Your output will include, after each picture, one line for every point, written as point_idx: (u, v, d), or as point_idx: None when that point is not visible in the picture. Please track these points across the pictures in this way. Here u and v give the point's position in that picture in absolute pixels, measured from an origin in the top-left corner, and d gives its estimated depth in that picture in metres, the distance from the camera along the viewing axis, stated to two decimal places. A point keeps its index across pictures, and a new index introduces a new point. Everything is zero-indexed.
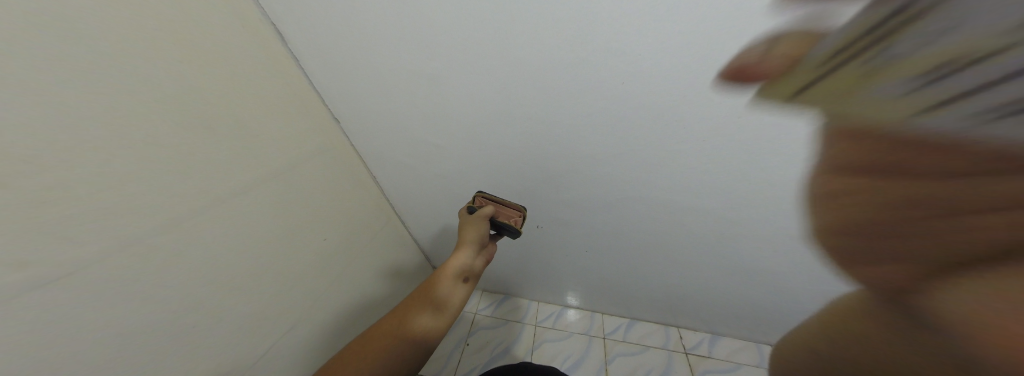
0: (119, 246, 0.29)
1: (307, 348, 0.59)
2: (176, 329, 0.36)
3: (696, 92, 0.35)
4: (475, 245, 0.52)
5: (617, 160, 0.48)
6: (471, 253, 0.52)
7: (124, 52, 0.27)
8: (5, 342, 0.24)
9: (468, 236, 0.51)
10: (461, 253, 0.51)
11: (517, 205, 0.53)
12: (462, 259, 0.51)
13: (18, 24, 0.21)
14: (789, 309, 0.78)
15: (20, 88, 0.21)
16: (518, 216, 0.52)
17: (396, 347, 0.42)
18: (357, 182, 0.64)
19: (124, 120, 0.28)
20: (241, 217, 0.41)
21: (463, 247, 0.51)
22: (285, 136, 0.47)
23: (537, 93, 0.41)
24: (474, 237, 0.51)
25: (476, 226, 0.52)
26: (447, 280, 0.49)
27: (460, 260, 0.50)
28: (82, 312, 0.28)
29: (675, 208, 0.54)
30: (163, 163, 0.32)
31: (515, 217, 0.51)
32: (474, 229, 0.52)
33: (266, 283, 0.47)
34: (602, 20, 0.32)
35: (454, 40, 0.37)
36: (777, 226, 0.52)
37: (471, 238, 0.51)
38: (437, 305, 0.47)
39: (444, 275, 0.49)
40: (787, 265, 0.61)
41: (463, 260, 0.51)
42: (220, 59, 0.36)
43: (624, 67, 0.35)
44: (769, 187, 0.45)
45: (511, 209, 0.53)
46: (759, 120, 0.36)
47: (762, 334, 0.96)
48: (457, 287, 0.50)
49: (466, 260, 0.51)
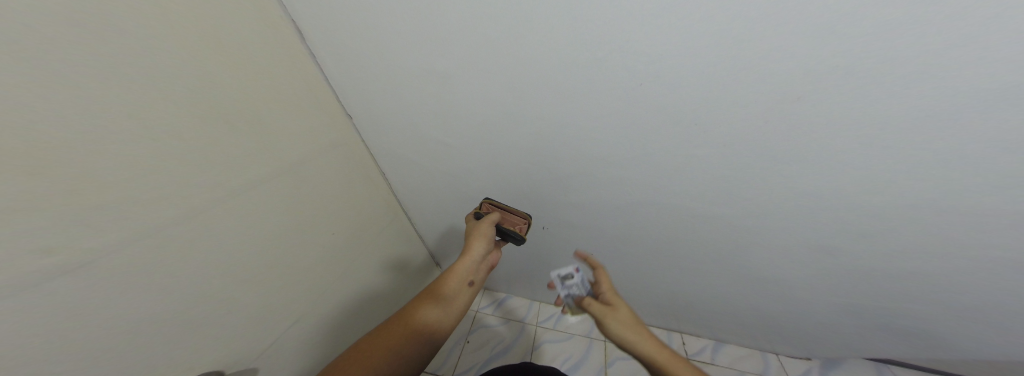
0: (135, 235, 0.30)
1: (312, 340, 0.60)
2: (186, 318, 0.37)
3: (715, 96, 0.34)
4: (481, 251, 0.52)
5: (627, 163, 0.47)
6: (476, 258, 0.52)
7: (148, 44, 0.27)
8: (23, 326, 0.24)
9: (474, 241, 0.52)
10: (467, 258, 0.51)
11: (522, 213, 0.57)
12: (468, 264, 0.51)
13: (47, 14, 0.21)
14: (798, 319, 0.76)
15: (50, 79, 0.22)
16: (523, 223, 0.56)
17: (400, 350, 0.41)
18: (366, 178, 0.65)
19: (143, 111, 0.28)
20: (252, 211, 0.42)
21: (469, 253, 0.51)
22: (298, 131, 0.47)
23: (549, 93, 0.40)
24: (481, 243, 0.52)
25: (483, 232, 0.53)
26: (452, 285, 0.49)
27: (466, 265, 0.51)
28: (98, 299, 0.29)
29: (686, 213, 0.53)
30: (181, 156, 0.32)
31: (520, 224, 0.56)
32: (481, 235, 0.53)
33: (274, 276, 0.48)
34: (621, 19, 0.31)
35: (469, 38, 0.37)
36: (791, 234, 0.51)
37: (479, 243, 0.52)
38: (441, 309, 0.47)
39: (450, 279, 0.49)
40: (799, 274, 0.60)
41: (469, 265, 0.51)
42: (240, 55, 0.36)
43: (640, 69, 0.34)
44: (785, 194, 0.44)
45: (516, 217, 0.58)
46: (778, 127, 0.36)
47: (767, 343, 0.94)
48: (462, 292, 0.50)
49: (472, 266, 0.52)
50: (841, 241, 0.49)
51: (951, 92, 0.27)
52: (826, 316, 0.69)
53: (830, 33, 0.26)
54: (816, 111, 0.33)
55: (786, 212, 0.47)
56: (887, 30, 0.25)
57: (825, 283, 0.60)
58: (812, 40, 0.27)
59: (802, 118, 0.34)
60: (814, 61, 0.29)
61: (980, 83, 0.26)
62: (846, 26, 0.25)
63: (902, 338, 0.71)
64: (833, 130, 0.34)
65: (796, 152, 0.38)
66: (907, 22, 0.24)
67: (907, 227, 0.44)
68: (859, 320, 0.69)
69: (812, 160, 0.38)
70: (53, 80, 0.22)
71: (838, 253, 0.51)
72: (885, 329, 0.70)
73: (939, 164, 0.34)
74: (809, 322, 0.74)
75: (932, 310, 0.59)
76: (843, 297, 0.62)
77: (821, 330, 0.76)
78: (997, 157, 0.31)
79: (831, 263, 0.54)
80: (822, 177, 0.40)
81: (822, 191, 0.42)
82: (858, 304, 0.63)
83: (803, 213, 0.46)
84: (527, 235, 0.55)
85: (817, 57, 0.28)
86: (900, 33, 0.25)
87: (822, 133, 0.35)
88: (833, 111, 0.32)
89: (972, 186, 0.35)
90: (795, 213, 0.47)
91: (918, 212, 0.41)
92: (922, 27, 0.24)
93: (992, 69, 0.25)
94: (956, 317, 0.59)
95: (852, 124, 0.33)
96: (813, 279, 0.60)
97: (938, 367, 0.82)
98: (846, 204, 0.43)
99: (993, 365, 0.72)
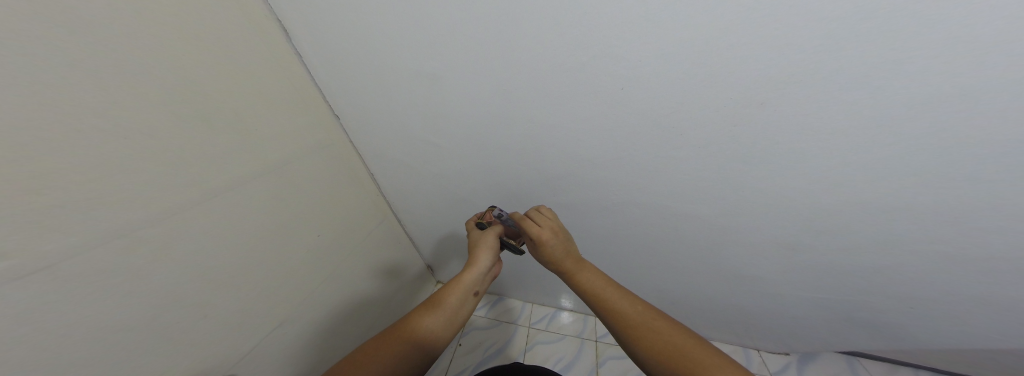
0: (111, 236, 0.29)
1: (297, 345, 0.58)
2: (161, 323, 0.35)
3: (694, 100, 0.37)
4: (486, 262, 0.53)
5: (613, 165, 0.48)
6: (482, 269, 0.53)
7: (130, 44, 0.27)
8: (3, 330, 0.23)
9: (479, 253, 0.53)
10: (472, 269, 0.52)
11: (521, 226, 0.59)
12: (474, 274, 0.51)
13: (29, 10, 0.21)
14: (776, 316, 0.79)
15: (5, 68, 0.20)
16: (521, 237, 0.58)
17: (404, 355, 0.41)
18: (355, 180, 0.64)
19: (126, 111, 0.28)
20: (235, 211, 0.41)
21: (474, 264, 0.52)
22: (284, 132, 0.47)
23: (535, 96, 0.41)
24: (486, 255, 0.53)
25: (488, 244, 0.54)
26: (457, 295, 0.49)
27: (472, 276, 0.51)
28: (71, 304, 0.27)
29: (670, 214, 0.55)
30: (158, 155, 0.31)
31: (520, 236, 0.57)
32: (486, 246, 0.54)
33: (258, 278, 0.46)
34: (602, 27, 0.32)
35: (458, 42, 0.37)
36: (765, 233, 0.54)
37: (484, 255, 0.53)
38: (445, 319, 0.47)
39: (455, 289, 0.49)
40: (774, 272, 0.63)
41: (474, 276, 0.51)
42: (220, 51, 0.36)
43: (621, 72, 0.36)
44: (761, 195, 0.47)
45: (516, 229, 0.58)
46: (747, 130, 0.38)
47: (750, 340, 0.97)
48: (467, 301, 0.50)
49: (476, 276, 0.52)
50: (814, 239, 0.52)
51: (892, 97, 0.31)
52: (800, 309, 0.73)
53: (791, 45, 0.29)
54: (784, 118, 0.36)
55: (761, 212, 0.50)
56: (838, 36, 0.27)
57: (799, 280, 0.63)
58: (770, 48, 0.30)
59: (769, 125, 0.37)
60: (780, 67, 0.31)
61: (909, 89, 0.29)
62: (798, 38, 0.28)
63: (872, 330, 0.75)
64: (797, 133, 0.37)
65: (767, 155, 0.41)
66: (848, 31, 0.27)
67: (870, 225, 0.47)
68: (833, 315, 0.72)
69: (783, 164, 0.41)
70: (10, 70, 0.20)
71: (809, 249, 0.54)
72: (856, 322, 0.73)
73: (891, 164, 0.37)
74: (786, 317, 0.78)
75: (898, 304, 0.62)
76: (817, 292, 0.65)
77: (796, 323, 0.79)
78: (938, 159, 0.35)
79: (806, 261, 0.57)
80: (793, 177, 0.42)
81: (793, 192, 0.45)
82: (831, 299, 0.66)
83: (777, 212, 0.49)
84: (526, 248, 0.56)
85: (783, 63, 0.31)
86: (843, 42, 0.28)
87: (790, 136, 0.37)
88: (798, 115, 0.35)
89: (922, 186, 0.38)
90: (770, 213, 0.50)
91: (876, 211, 0.44)
92: (863, 36, 0.27)
93: (918, 76, 0.28)
94: (919, 310, 0.62)
95: (817, 126, 0.35)
96: (790, 276, 0.63)
97: (909, 359, 0.86)
98: (816, 204, 0.45)
99: (955, 356, 0.76)
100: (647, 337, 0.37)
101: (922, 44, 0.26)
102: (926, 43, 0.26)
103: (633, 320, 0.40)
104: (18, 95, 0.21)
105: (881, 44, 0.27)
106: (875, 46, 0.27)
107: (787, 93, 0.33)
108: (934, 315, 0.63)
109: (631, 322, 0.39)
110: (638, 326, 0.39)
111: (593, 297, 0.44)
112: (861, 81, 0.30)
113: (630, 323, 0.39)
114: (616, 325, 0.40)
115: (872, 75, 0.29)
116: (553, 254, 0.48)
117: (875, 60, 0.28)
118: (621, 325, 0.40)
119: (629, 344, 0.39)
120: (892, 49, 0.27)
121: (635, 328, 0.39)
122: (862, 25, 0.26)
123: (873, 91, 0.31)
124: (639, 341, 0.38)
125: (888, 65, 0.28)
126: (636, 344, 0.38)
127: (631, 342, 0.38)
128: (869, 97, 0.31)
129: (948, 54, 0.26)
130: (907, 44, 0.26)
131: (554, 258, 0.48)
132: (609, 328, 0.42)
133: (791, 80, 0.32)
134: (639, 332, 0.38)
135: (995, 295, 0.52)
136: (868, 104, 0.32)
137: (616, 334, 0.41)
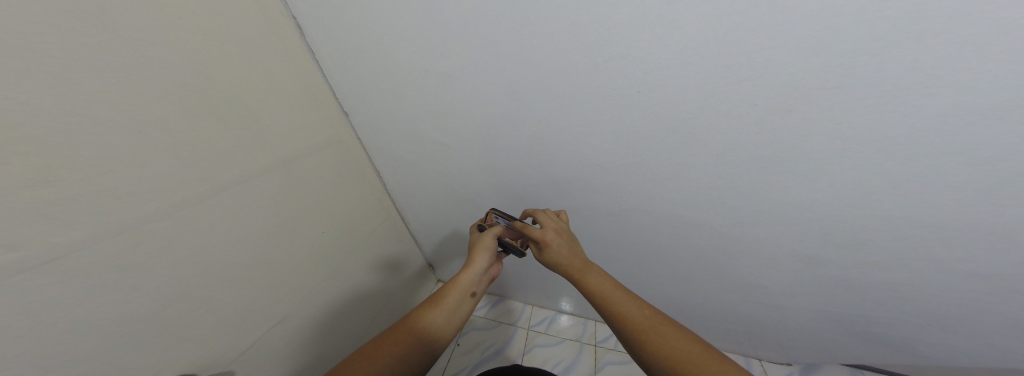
0: (116, 230, 0.28)
1: (296, 341, 0.57)
2: (162, 319, 0.34)
3: (710, 106, 0.36)
4: (483, 264, 0.52)
5: (622, 169, 0.48)
6: (481, 270, 0.52)
7: (138, 36, 0.27)
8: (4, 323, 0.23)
9: (478, 254, 0.52)
10: (470, 270, 0.51)
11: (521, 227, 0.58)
12: (472, 275, 0.51)
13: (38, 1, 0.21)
14: (780, 325, 0.78)
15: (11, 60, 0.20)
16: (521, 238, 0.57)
17: (402, 355, 0.40)
18: (360, 177, 0.64)
19: (134, 103, 0.27)
20: (241, 206, 0.40)
21: (472, 264, 0.52)
22: (293, 128, 0.46)
23: (547, 97, 0.41)
24: (484, 256, 0.53)
25: (486, 245, 0.53)
26: (455, 296, 0.48)
27: (471, 276, 0.50)
28: (72, 298, 0.27)
29: (678, 221, 0.54)
30: (165, 149, 0.31)
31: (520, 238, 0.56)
32: (484, 248, 0.53)
33: (261, 274, 0.46)
34: (618, 27, 0.32)
35: (470, 40, 0.37)
36: (774, 242, 0.53)
37: (482, 256, 0.52)
38: (444, 319, 0.46)
39: (453, 289, 0.48)
40: (781, 282, 0.62)
41: (472, 277, 0.51)
42: (231, 46, 0.35)
43: (638, 74, 0.35)
44: (772, 204, 0.46)
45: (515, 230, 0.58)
46: (763, 139, 0.37)
47: (751, 349, 0.95)
48: (465, 302, 0.49)
49: (475, 277, 0.51)
50: (825, 251, 0.51)
51: (917, 112, 0.30)
52: (806, 319, 0.72)
53: (815, 54, 0.28)
54: (802, 128, 0.35)
55: (771, 222, 0.49)
56: (861, 47, 0.27)
57: (807, 291, 0.62)
58: (795, 54, 0.29)
59: (789, 133, 0.36)
60: (802, 77, 0.30)
61: (934, 105, 0.29)
62: (822, 48, 0.28)
63: (879, 344, 0.73)
64: (816, 144, 0.36)
65: (783, 164, 0.40)
66: (875, 43, 0.26)
67: (884, 239, 0.46)
68: (840, 327, 0.71)
69: (798, 174, 0.40)
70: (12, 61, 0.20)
71: (818, 260, 0.53)
72: (863, 335, 0.72)
73: (913, 179, 0.36)
74: (790, 327, 0.77)
75: (909, 319, 0.61)
76: (824, 303, 0.64)
77: (801, 333, 0.78)
78: (958, 175, 0.34)
79: (814, 272, 0.56)
80: (808, 188, 0.42)
81: (806, 203, 0.44)
82: (838, 311, 0.65)
83: (788, 222, 0.48)
84: (526, 249, 0.55)
85: (804, 73, 0.30)
86: (867, 54, 0.27)
87: (808, 146, 0.37)
88: (817, 126, 0.34)
89: (939, 202, 0.38)
90: (779, 223, 0.49)
91: (891, 225, 0.43)
92: (889, 49, 0.26)
93: (944, 91, 0.28)
94: (931, 326, 0.61)
95: (835, 137, 0.35)
96: (797, 286, 0.62)
97: None
98: (829, 215, 0.45)
99: None
100: (653, 339, 0.37)
101: (948, 60, 0.26)
102: (952, 60, 0.25)
103: (637, 323, 0.39)
104: (26, 88, 0.21)
105: (908, 58, 0.26)
106: (902, 60, 0.27)
107: (806, 104, 0.33)
108: (945, 332, 0.61)
109: (636, 325, 0.39)
110: (643, 329, 0.38)
111: (596, 300, 0.43)
112: (885, 93, 0.29)
113: (635, 327, 0.39)
114: (621, 327, 0.40)
115: (897, 89, 0.29)
116: (555, 256, 0.47)
117: (900, 75, 0.28)
118: (626, 328, 0.39)
119: (635, 347, 0.38)
120: (917, 65, 0.27)
121: (640, 332, 0.38)
122: (888, 37, 0.26)
123: (895, 105, 0.30)
124: (644, 344, 0.37)
125: (913, 80, 0.28)
126: (642, 347, 0.37)
127: (636, 345, 0.38)
128: (891, 110, 0.31)
129: (976, 71, 0.26)
130: (933, 60, 0.26)
131: (557, 261, 0.47)
132: (614, 330, 0.41)
133: (812, 90, 0.31)
134: (645, 335, 0.38)
135: (1010, 315, 0.51)
136: (889, 118, 0.31)
137: (621, 337, 0.40)
